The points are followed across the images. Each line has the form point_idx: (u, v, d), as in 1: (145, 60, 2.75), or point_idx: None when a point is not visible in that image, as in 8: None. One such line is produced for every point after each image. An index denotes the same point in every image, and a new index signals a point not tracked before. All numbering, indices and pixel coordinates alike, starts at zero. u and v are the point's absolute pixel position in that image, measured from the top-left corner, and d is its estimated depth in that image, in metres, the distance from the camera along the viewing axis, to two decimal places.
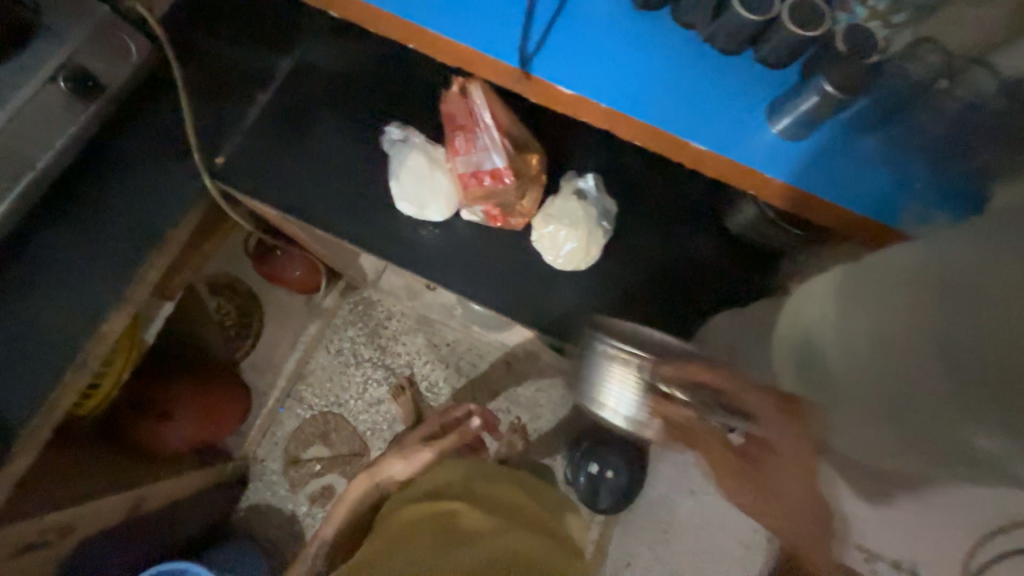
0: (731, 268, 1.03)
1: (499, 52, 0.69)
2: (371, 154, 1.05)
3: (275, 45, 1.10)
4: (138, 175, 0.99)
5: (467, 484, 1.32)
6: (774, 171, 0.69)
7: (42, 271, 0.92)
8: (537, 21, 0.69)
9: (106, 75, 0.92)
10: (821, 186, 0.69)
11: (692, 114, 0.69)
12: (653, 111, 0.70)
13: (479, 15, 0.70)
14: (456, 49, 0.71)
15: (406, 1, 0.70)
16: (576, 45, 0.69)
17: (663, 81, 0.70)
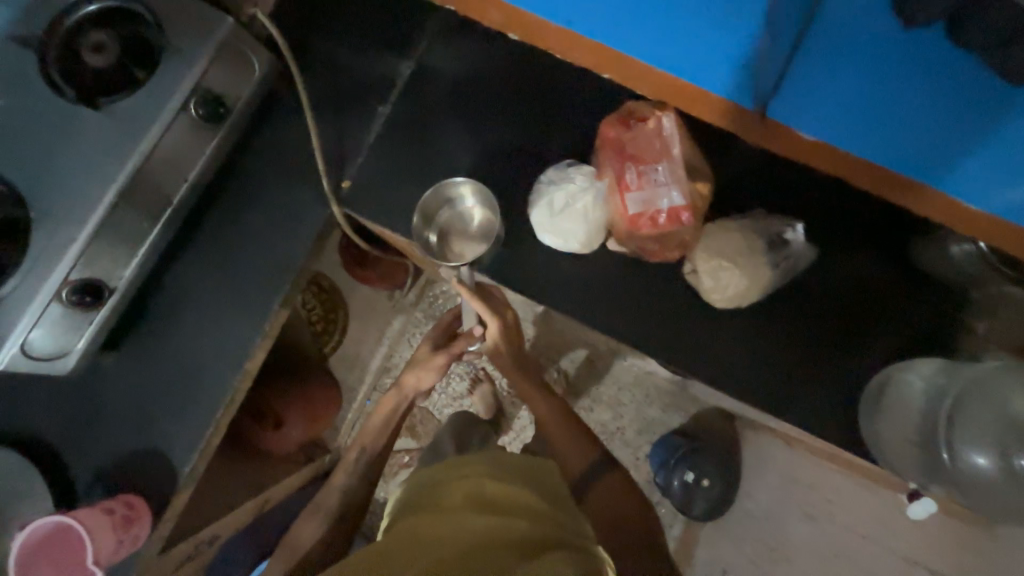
0: (909, 308, 0.91)
1: (731, 91, 0.58)
2: (504, 173, 0.95)
3: (393, 46, 0.98)
4: (265, 201, 0.93)
5: (455, 492, 0.81)
6: None
7: (186, 306, 0.92)
8: (782, 50, 0.56)
9: (235, 97, 0.85)
10: None
11: (966, 164, 0.56)
12: (913, 161, 0.57)
13: (708, 41, 0.57)
14: (675, 84, 0.61)
15: (617, 26, 0.59)
16: (823, 79, 0.56)
17: (939, 118, 0.56)
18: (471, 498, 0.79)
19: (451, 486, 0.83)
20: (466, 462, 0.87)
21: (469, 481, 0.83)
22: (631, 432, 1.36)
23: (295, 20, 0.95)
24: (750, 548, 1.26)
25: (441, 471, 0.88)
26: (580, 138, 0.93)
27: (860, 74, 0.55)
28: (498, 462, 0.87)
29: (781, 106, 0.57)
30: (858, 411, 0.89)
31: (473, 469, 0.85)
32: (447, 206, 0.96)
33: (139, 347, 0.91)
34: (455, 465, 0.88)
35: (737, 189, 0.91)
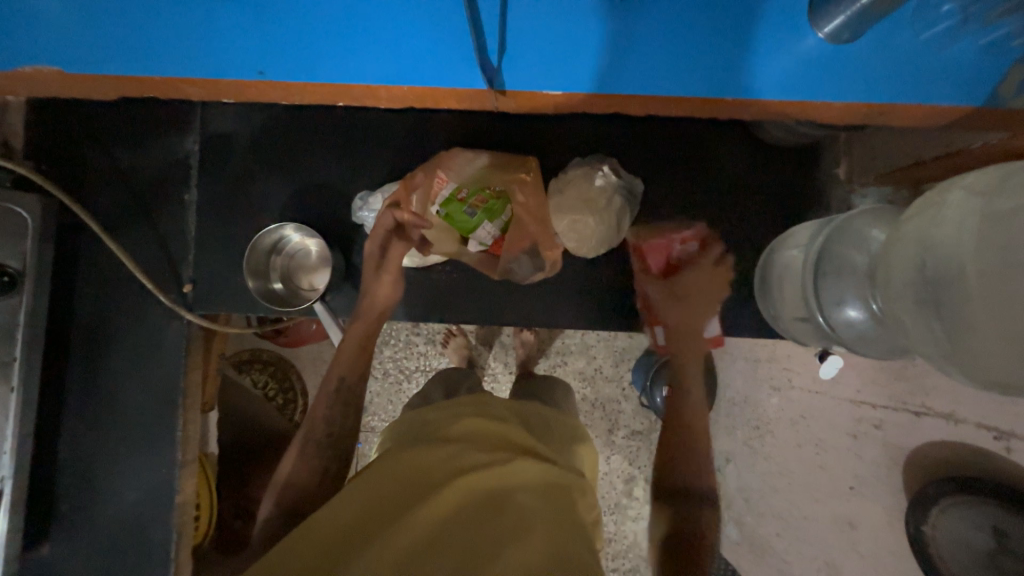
0: (779, 179, 0.90)
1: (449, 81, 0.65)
2: (340, 209, 0.89)
3: (169, 124, 0.89)
4: (119, 340, 0.90)
5: (440, 432, 0.70)
6: (804, 88, 0.64)
7: (90, 468, 0.89)
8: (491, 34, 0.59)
9: (16, 256, 0.78)
10: (863, 79, 0.63)
11: (675, 65, 0.62)
12: (626, 76, 0.63)
13: (407, 43, 0.61)
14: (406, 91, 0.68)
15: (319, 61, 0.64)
16: (537, 28, 0.59)
17: (652, 26, 0.59)
18: (462, 436, 0.68)
19: (441, 428, 0.71)
20: (455, 404, 0.76)
21: (464, 420, 0.71)
22: (609, 367, 1.24)
23: (56, 145, 0.87)
24: (742, 432, 1.18)
25: (428, 415, 0.75)
26: (395, 149, 0.89)
27: (564, 15, 0.58)
28: (484, 401, 0.77)
29: (506, 69, 0.64)
30: (755, 296, 0.90)
31: (466, 408, 0.74)
32: (275, 252, 0.87)
33: (65, 524, 0.89)
34: (439, 407, 0.76)
35: (568, 136, 0.89)
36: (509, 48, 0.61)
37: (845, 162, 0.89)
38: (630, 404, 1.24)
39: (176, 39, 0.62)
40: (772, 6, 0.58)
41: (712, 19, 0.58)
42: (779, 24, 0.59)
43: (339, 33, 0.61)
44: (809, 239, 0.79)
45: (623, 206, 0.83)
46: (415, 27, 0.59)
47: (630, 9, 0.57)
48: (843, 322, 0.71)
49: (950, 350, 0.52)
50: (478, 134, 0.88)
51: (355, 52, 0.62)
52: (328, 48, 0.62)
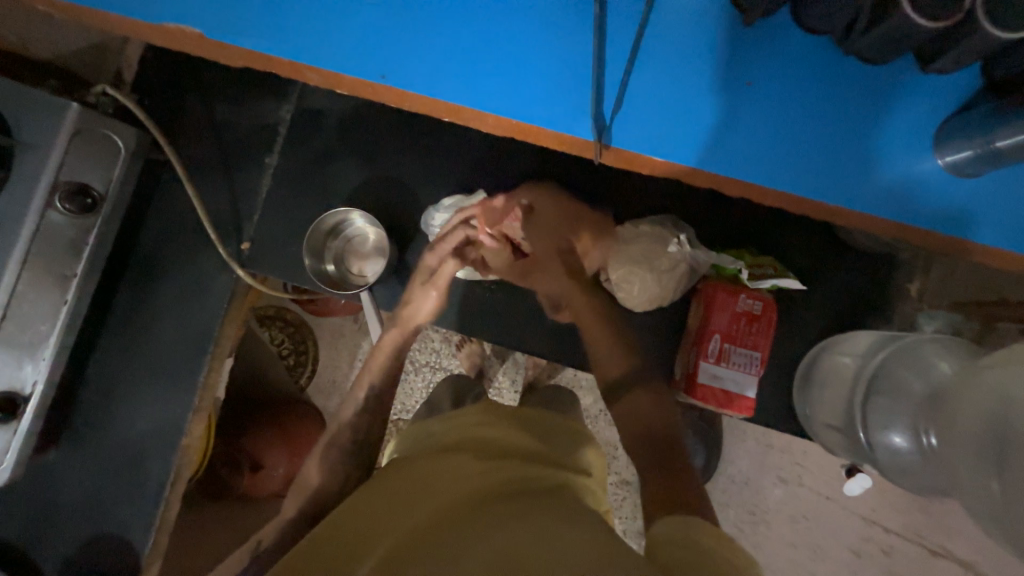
0: (844, 278, 0.88)
1: (559, 122, 0.62)
2: (405, 205, 0.91)
3: (267, 88, 0.93)
4: (169, 278, 0.93)
5: (448, 443, 0.70)
6: (915, 213, 0.61)
7: (112, 392, 0.93)
8: (613, 85, 0.61)
9: (102, 181, 0.82)
10: (979, 220, 0.61)
11: (786, 159, 0.61)
12: (739, 162, 0.61)
13: (530, 75, 0.62)
14: (511, 125, 0.65)
15: (435, 76, 0.63)
16: (660, 90, 0.61)
17: (772, 120, 0.60)
18: (469, 445, 0.69)
19: (449, 439, 0.71)
20: (467, 414, 0.76)
21: (474, 431, 0.72)
22: None
23: (162, 85, 0.92)
24: (734, 513, 1.05)
25: (437, 424, 0.76)
26: (473, 161, 0.91)
27: (688, 85, 0.60)
28: (494, 410, 0.78)
29: (618, 127, 0.62)
30: (793, 391, 0.87)
31: (475, 418, 0.75)
32: (335, 235, 0.89)
33: (75, 439, 0.92)
34: (448, 417, 0.77)
35: (641, 189, 0.89)
36: (626, 106, 0.61)
37: (917, 280, 0.86)
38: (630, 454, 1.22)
39: (313, 23, 0.64)
40: (896, 129, 0.59)
41: (830, 119, 0.60)
42: (898, 144, 0.60)
43: (471, 55, 0.62)
44: (865, 351, 0.77)
45: (685, 272, 0.81)
46: (543, 63, 0.61)
47: (758, 91, 0.60)
48: (885, 447, 0.68)
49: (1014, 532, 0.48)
50: (557, 168, 0.89)
51: (474, 71, 0.63)
52: (455, 65, 0.63)
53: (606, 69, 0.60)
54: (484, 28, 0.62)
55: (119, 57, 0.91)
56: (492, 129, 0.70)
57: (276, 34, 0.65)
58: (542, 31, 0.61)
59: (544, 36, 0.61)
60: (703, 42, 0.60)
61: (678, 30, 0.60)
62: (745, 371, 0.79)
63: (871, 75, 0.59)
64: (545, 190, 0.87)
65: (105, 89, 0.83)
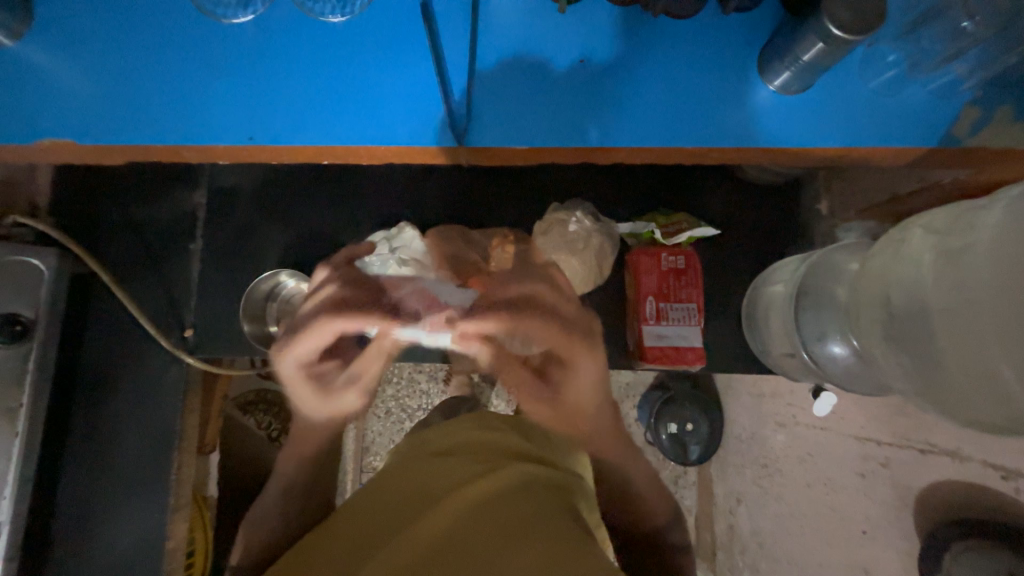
0: (763, 214, 0.92)
1: (424, 137, 0.75)
2: (337, 253, 0.94)
3: (179, 179, 0.96)
4: (122, 384, 0.93)
5: (439, 447, 0.70)
6: (766, 132, 0.72)
7: (83, 514, 0.91)
8: (459, 97, 0.73)
9: (30, 306, 0.84)
10: (818, 125, 0.73)
11: (615, 116, 0.73)
12: (573, 129, 0.73)
13: (389, 106, 0.74)
14: (386, 151, 0.76)
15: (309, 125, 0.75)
16: (500, 88, 0.73)
17: (612, 90, 0.73)
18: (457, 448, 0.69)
19: (438, 443, 0.71)
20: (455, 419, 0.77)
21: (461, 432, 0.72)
22: None
23: (77, 202, 0.95)
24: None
25: (428, 434, 0.76)
26: (389, 198, 0.95)
27: (530, 81, 0.73)
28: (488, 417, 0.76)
29: (473, 129, 0.74)
30: (743, 332, 0.89)
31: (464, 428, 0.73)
32: (274, 301, 0.92)
33: (57, 574, 0.89)
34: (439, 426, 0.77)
35: (553, 182, 0.93)
36: (474, 111, 0.73)
37: (826, 199, 0.88)
38: None
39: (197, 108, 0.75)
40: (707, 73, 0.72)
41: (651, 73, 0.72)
42: (728, 80, 0.72)
43: (335, 101, 0.74)
44: (792, 273, 0.80)
45: (603, 246, 0.85)
46: (396, 93, 0.74)
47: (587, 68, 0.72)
48: (829, 358, 0.70)
49: (931, 395, 0.51)
50: (469, 185, 0.94)
51: (342, 114, 0.74)
52: (323, 112, 0.75)
53: (451, 84, 0.73)
54: (338, 77, 0.74)
55: (31, 189, 0.95)
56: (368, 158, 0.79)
57: (167, 125, 0.75)
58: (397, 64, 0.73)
59: (387, 70, 0.74)
60: (529, 44, 0.73)
61: (499, 39, 0.73)
62: (685, 325, 0.81)
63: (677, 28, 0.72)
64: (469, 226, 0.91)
65: (18, 220, 0.86)
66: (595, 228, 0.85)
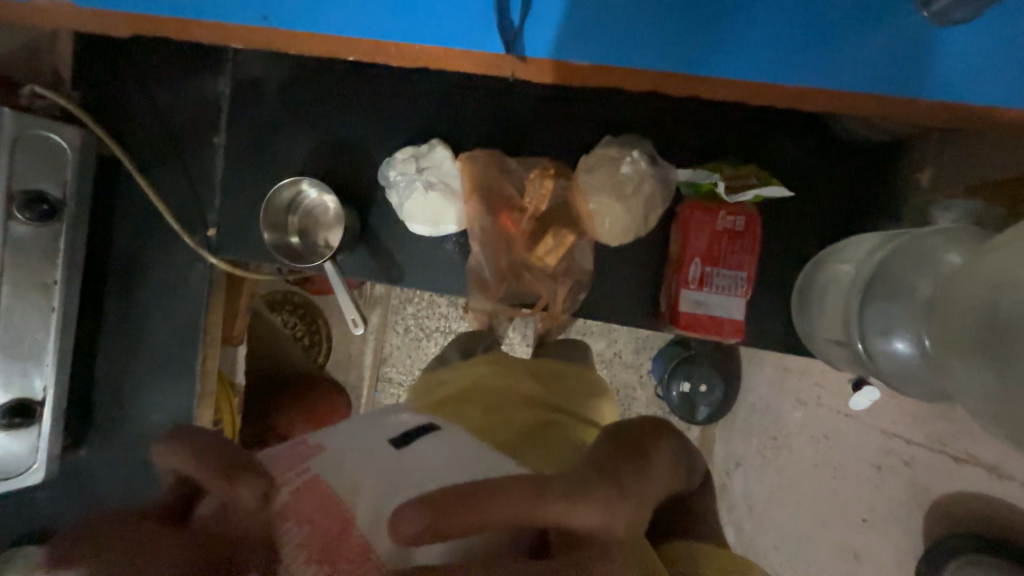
0: (845, 183, 0.80)
1: (471, 42, 0.63)
2: (364, 167, 0.87)
3: (204, 64, 0.89)
4: (150, 275, 0.94)
5: (452, 394, 0.75)
6: (884, 78, 0.58)
7: (118, 390, 0.98)
8: None
9: (57, 185, 0.83)
10: (955, 74, 0.58)
11: (708, 42, 0.59)
12: (660, 49, 0.60)
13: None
14: (425, 52, 0.67)
15: (349, 9, 0.65)
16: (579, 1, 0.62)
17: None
18: (471, 395, 0.73)
19: (451, 388, 0.76)
20: (471, 363, 0.81)
21: (473, 379, 0.77)
22: (629, 354, 1.20)
23: (100, 78, 0.90)
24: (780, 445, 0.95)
25: (445, 374, 0.81)
26: (421, 112, 0.86)
27: None
28: (503, 359, 0.82)
29: (528, 33, 0.62)
30: (791, 310, 0.81)
31: (479, 371, 0.78)
32: (293, 211, 0.88)
33: (100, 435, 0.99)
34: (457, 368, 0.82)
35: (610, 113, 0.81)
36: (533, 9, 0.61)
37: (929, 168, 0.75)
38: (645, 393, 1.20)
39: None
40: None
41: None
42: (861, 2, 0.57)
43: None
44: (867, 254, 0.69)
45: (653, 194, 0.76)
46: None
47: None
48: (886, 355, 0.62)
49: (1007, 415, 0.44)
50: (511, 106, 0.83)
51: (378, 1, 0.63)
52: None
53: None
54: None
55: (54, 58, 0.89)
56: (398, 59, 0.72)
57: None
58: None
59: None
60: None
61: None
62: (730, 294, 0.73)
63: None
64: (508, 155, 0.81)
65: (39, 92, 0.82)
66: (648, 171, 0.75)
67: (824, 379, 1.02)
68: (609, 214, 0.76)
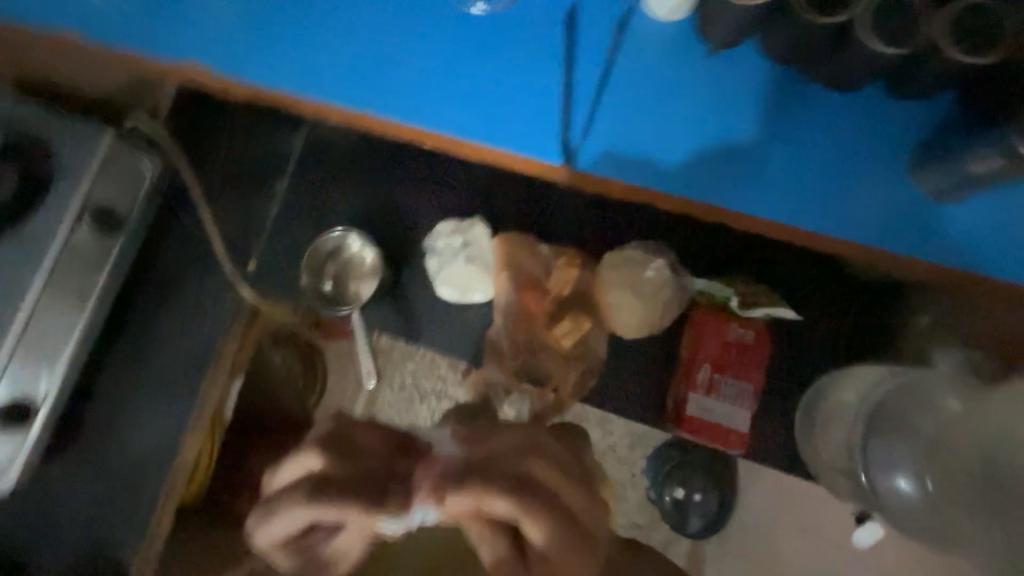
0: (844, 312, 0.85)
1: (535, 148, 0.68)
2: (404, 229, 0.95)
3: (283, 122, 1.01)
4: (180, 296, 0.98)
5: None
6: (890, 234, 0.66)
7: (112, 404, 0.97)
8: (578, 115, 0.68)
9: (126, 203, 0.89)
10: (949, 240, 0.65)
11: (738, 180, 0.67)
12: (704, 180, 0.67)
13: (509, 108, 0.69)
14: (483, 150, 0.71)
15: (421, 102, 0.69)
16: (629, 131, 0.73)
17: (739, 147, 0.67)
18: None
19: None
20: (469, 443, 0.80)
21: None
22: (620, 444, 1.19)
23: (188, 119, 1.01)
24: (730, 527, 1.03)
25: None
26: (465, 192, 0.95)
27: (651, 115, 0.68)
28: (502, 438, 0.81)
29: (583, 149, 0.68)
30: (795, 430, 0.82)
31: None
32: (332, 259, 0.94)
33: (78, 450, 0.95)
34: None
35: (635, 218, 0.90)
36: (590, 131, 0.68)
37: (927, 311, 0.80)
38: (634, 490, 1.17)
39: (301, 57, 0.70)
40: (843, 155, 0.66)
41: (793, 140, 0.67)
42: (866, 168, 0.66)
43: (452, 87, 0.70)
44: (866, 386, 0.72)
45: (670, 298, 0.81)
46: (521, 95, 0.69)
47: (722, 117, 0.67)
48: (888, 492, 0.63)
49: None
50: (547, 199, 0.92)
51: (452, 102, 0.69)
52: (433, 91, 0.69)
53: (573, 100, 0.68)
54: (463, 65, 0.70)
55: None
56: (454, 152, 0.75)
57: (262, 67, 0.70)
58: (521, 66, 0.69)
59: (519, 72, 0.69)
60: (661, 78, 0.68)
61: (636, 69, 0.68)
62: (737, 405, 0.75)
63: (838, 99, 0.67)
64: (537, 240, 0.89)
65: (137, 123, 0.92)
66: (668, 276, 0.81)
67: (818, 504, 1.00)
68: (627, 309, 0.82)
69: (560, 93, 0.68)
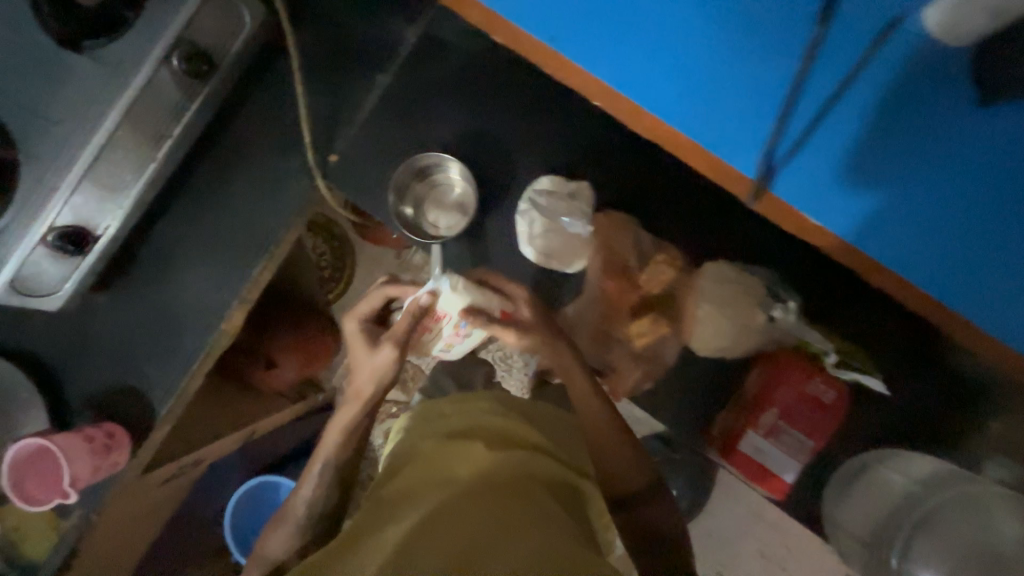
0: (924, 398, 0.81)
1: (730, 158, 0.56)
2: (501, 169, 0.87)
3: (400, 5, 0.89)
4: (251, 167, 0.92)
5: (458, 429, 0.75)
6: None
7: (164, 256, 0.95)
8: (794, 129, 0.53)
9: (219, 51, 0.81)
10: None
11: (960, 272, 0.53)
12: (923, 262, 0.53)
13: (717, 94, 0.55)
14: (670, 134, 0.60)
15: (616, 55, 0.57)
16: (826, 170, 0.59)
17: (984, 231, 0.51)
18: (476, 433, 0.74)
19: (456, 424, 0.77)
20: (476, 399, 0.83)
21: (476, 418, 0.78)
22: None
23: None
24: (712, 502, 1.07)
25: (447, 407, 0.82)
26: (580, 149, 0.86)
27: (894, 156, 0.52)
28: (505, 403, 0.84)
29: (784, 174, 0.55)
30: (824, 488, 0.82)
31: (486, 407, 0.81)
32: (420, 178, 0.87)
33: (124, 290, 0.95)
34: (459, 402, 0.83)
35: (747, 234, 0.83)
36: (802, 155, 0.54)
37: (999, 421, 0.79)
38: None
39: None
40: None
41: None
42: None
43: (659, 44, 0.55)
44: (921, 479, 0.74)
45: (766, 333, 0.77)
46: (735, 82, 0.54)
47: (983, 184, 0.51)
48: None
49: None
50: (664, 185, 0.84)
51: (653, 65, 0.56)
52: (634, 47, 0.56)
53: (796, 106, 0.53)
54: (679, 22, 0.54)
55: None
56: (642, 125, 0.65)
57: None
58: (745, 46, 0.53)
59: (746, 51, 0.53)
60: (928, 105, 0.51)
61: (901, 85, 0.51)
62: (791, 455, 0.74)
63: None
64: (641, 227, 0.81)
65: None
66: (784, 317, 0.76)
67: None
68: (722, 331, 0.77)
69: (786, 93, 0.53)
